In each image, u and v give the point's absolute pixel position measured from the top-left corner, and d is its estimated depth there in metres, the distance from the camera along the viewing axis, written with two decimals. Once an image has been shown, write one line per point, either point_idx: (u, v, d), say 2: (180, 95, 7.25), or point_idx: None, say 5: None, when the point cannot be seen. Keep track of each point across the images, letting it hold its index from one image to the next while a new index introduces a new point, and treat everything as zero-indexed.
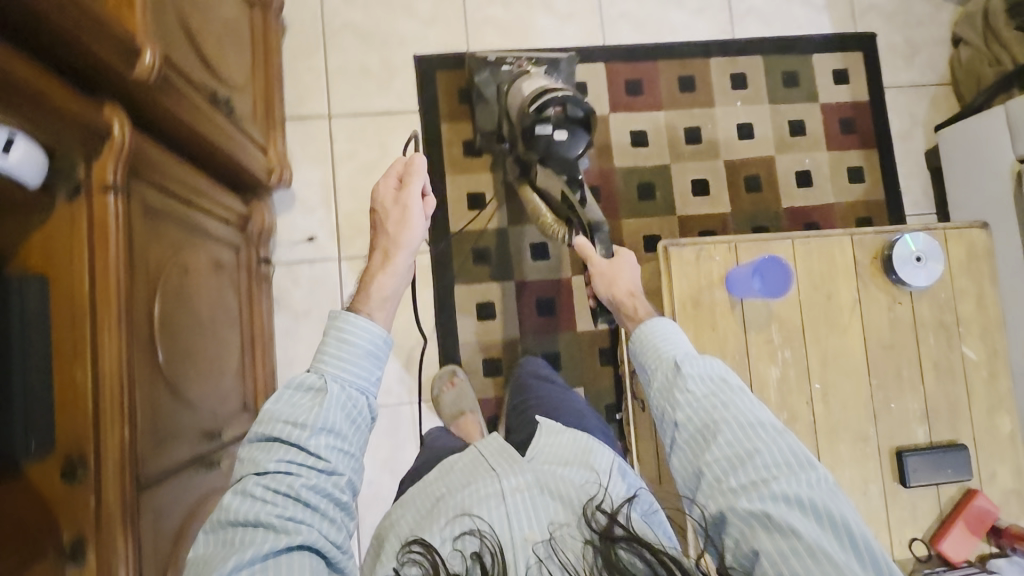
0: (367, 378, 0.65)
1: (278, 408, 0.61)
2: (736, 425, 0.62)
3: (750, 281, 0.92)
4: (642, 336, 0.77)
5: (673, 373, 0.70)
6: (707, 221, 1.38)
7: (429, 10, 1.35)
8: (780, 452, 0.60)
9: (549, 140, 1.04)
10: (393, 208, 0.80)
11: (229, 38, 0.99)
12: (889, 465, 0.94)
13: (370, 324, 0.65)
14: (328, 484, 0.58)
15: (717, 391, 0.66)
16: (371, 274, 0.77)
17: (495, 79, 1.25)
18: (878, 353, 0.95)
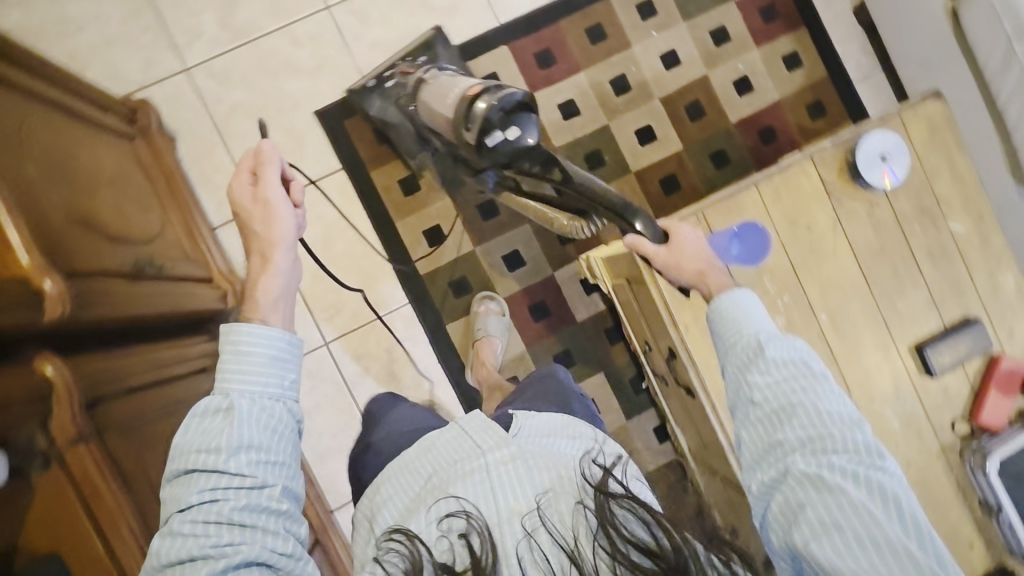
0: (278, 384, 0.59)
1: (188, 439, 0.55)
2: (812, 410, 0.55)
3: (728, 246, 0.90)
4: (720, 312, 0.67)
5: (755, 350, 0.61)
6: (664, 166, 1.33)
7: (310, 59, 1.25)
8: (859, 439, 0.53)
9: (512, 145, 0.89)
10: (253, 206, 0.69)
11: (123, 191, 0.92)
12: (913, 364, 0.95)
13: (267, 330, 0.60)
14: (262, 501, 0.53)
15: (797, 369, 0.58)
16: (251, 280, 0.69)
17: (386, 100, 1.19)
18: (872, 262, 0.94)
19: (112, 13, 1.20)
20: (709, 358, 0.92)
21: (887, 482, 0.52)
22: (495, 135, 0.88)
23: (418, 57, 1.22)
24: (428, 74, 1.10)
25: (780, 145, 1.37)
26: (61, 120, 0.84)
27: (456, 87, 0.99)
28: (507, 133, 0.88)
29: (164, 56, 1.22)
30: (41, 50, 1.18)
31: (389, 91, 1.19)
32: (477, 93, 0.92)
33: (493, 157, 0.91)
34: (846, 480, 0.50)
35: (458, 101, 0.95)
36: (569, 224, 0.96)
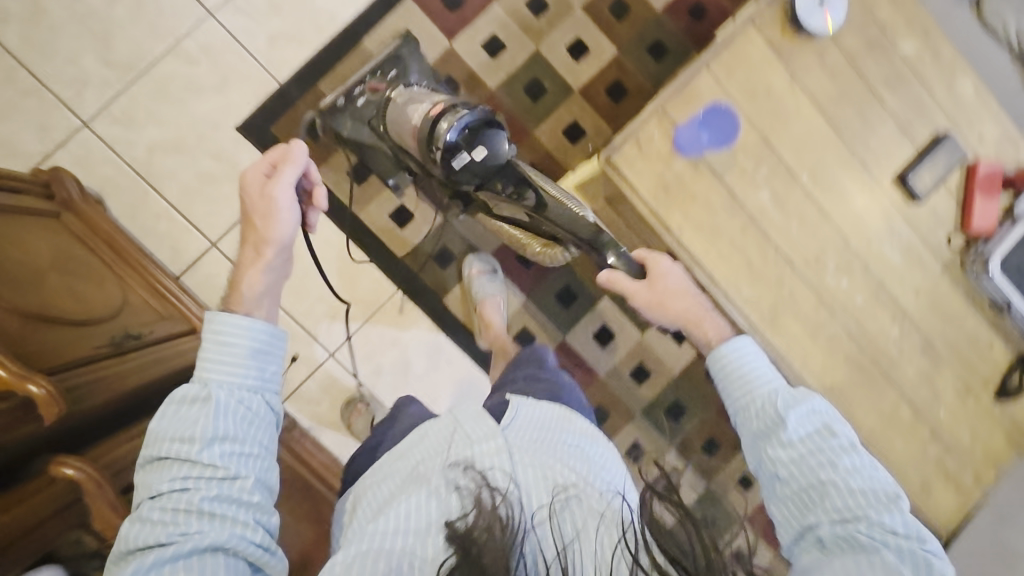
0: (256, 376, 0.59)
1: (163, 427, 0.56)
2: (846, 488, 0.52)
3: (698, 136, 0.88)
4: (724, 368, 0.65)
5: (773, 417, 0.58)
6: (604, 76, 1.29)
7: (212, 73, 1.16)
8: (898, 521, 0.49)
9: (484, 164, 0.86)
10: (257, 202, 0.70)
11: (70, 271, 0.86)
12: (899, 195, 0.96)
13: (250, 321, 0.61)
14: (231, 491, 0.53)
15: (822, 438, 0.55)
16: (241, 272, 0.69)
17: (357, 120, 1.14)
18: (836, 109, 0.93)
19: None
20: (708, 253, 0.91)
21: (932, 559, 0.48)
22: (461, 156, 0.85)
23: (387, 70, 1.17)
24: (398, 92, 1.06)
25: (713, 19, 1.33)
26: None
27: (418, 107, 0.96)
28: (473, 154, 0.85)
29: (58, 116, 1.12)
30: None
31: (359, 109, 1.13)
32: (443, 112, 0.88)
33: (459, 177, 0.87)
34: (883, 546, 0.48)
35: (421, 121, 0.91)
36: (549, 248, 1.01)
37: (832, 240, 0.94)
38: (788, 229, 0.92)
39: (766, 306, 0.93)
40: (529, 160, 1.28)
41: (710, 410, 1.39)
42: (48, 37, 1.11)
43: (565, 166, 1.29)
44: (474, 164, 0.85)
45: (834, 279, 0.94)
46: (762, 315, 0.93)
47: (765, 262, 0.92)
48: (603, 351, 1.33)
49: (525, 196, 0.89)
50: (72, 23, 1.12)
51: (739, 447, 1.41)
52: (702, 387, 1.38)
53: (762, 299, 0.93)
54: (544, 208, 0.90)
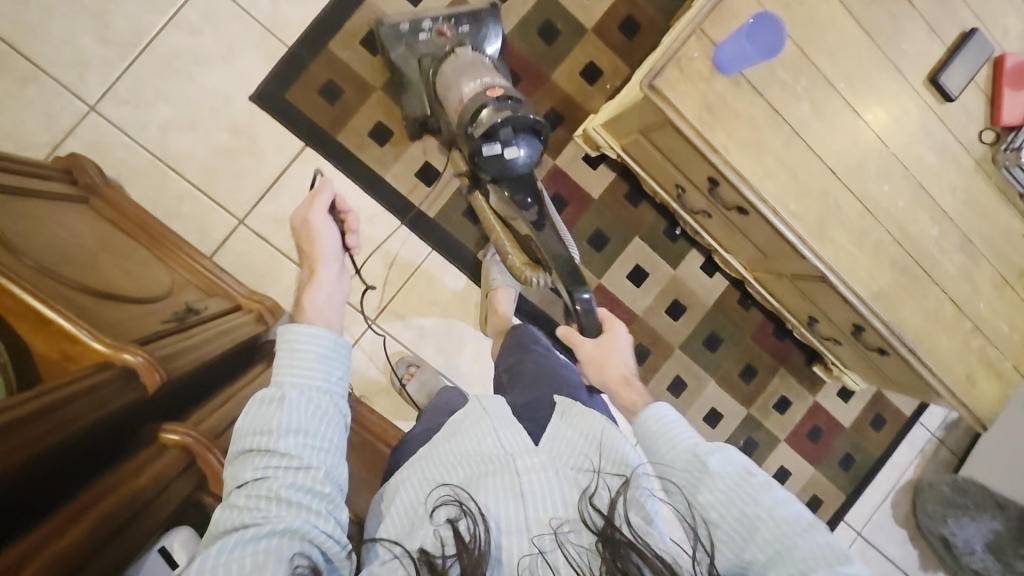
0: (327, 380, 0.61)
1: (245, 425, 0.57)
2: (774, 526, 0.53)
3: (743, 49, 0.88)
4: (643, 426, 0.64)
5: (696, 463, 0.58)
6: (616, 12, 1.27)
7: (217, 42, 1.12)
8: (819, 553, 0.51)
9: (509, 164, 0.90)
10: (301, 231, 0.78)
11: (117, 253, 0.83)
12: (932, 96, 0.97)
13: (318, 329, 0.62)
14: (305, 483, 0.53)
15: (746, 480, 0.56)
16: (301, 294, 0.71)
17: (412, 52, 1.08)
18: (868, 13, 0.93)
19: None
20: (756, 168, 0.91)
21: None
22: (492, 146, 0.89)
23: (463, 21, 1.09)
24: (462, 53, 1.03)
25: None
26: (17, 201, 0.75)
27: (473, 81, 0.97)
28: (504, 148, 0.89)
29: (62, 102, 1.08)
30: None
31: (419, 47, 1.07)
32: (503, 97, 0.92)
33: (478, 163, 0.90)
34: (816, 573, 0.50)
35: (473, 95, 0.94)
36: (523, 267, 1.02)
37: (872, 147, 0.95)
38: (830, 139, 0.94)
39: (814, 217, 0.94)
40: (548, 105, 1.26)
41: (746, 339, 1.41)
42: (40, 18, 1.06)
43: (585, 109, 1.27)
44: (497, 158, 0.89)
45: (877, 186, 0.96)
46: (810, 228, 0.94)
47: (810, 174, 0.93)
48: (638, 291, 1.34)
49: (530, 206, 0.94)
50: (63, 1, 1.06)
51: (775, 371, 1.44)
52: (736, 316, 1.40)
53: (809, 211, 0.94)
54: (540, 227, 0.95)
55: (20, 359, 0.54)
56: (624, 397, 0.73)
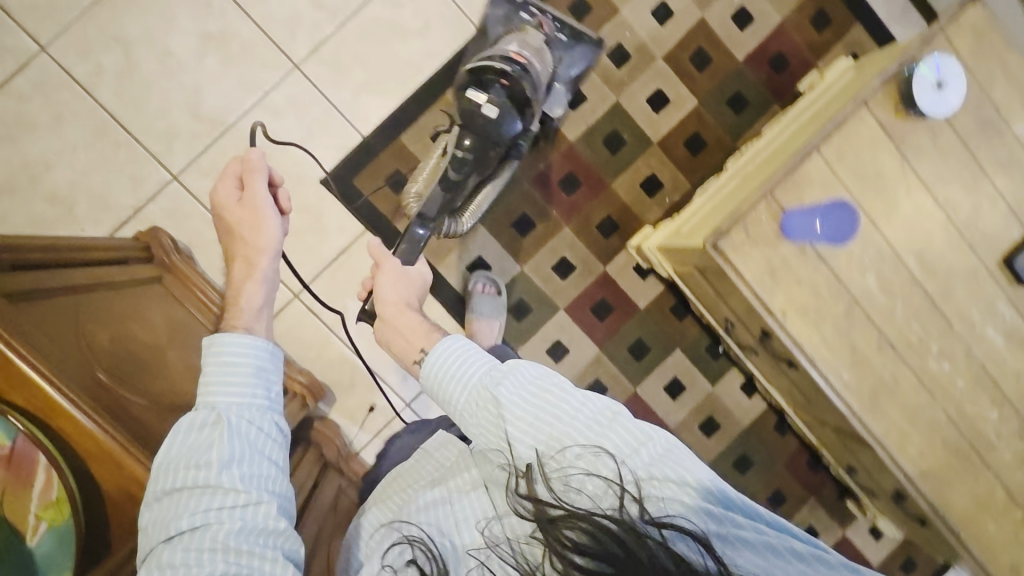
0: (265, 393, 0.67)
1: (172, 459, 0.59)
2: (580, 426, 0.61)
3: (812, 224, 0.88)
4: (431, 372, 0.71)
5: (493, 404, 0.64)
6: (684, 129, 1.28)
7: (297, 126, 1.17)
8: (630, 433, 0.61)
9: (484, 121, 0.94)
10: (241, 212, 0.80)
11: (187, 344, 0.89)
12: (1005, 278, 0.94)
13: (247, 342, 0.68)
14: (257, 519, 0.57)
15: (540, 390, 0.64)
16: (238, 285, 0.81)
17: (509, 20, 1.15)
18: (945, 189, 0.91)
19: (78, 139, 1.12)
20: (812, 333, 0.90)
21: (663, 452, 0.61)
22: (481, 91, 0.95)
23: (563, 31, 1.16)
24: (534, 31, 1.09)
25: (794, 69, 1.31)
26: (107, 298, 0.81)
27: (513, 42, 1.03)
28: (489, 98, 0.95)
29: (148, 168, 1.14)
30: (21, 202, 1.10)
31: (514, 20, 1.13)
32: (522, 63, 0.98)
33: (461, 99, 0.96)
34: (620, 451, 0.60)
35: (502, 50, 1.00)
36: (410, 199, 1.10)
37: (935, 324, 0.93)
38: (892, 312, 0.92)
39: (866, 390, 0.92)
40: (605, 212, 1.27)
41: (778, 463, 1.38)
42: (141, 91, 1.13)
43: (642, 220, 1.28)
44: (476, 103, 0.94)
45: (936, 363, 0.94)
46: (861, 400, 0.92)
47: (869, 346, 0.92)
48: (673, 403, 1.33)
49: (460, 169, 0.97)
50: (163, 76, 1.14)
51: (805, 500, 1.40)
52: (770, 440, 1.37)
53: (863, 383, 0.92)
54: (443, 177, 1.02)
55: (94, 503, 0.61)
56: (392, 323, 0.88)
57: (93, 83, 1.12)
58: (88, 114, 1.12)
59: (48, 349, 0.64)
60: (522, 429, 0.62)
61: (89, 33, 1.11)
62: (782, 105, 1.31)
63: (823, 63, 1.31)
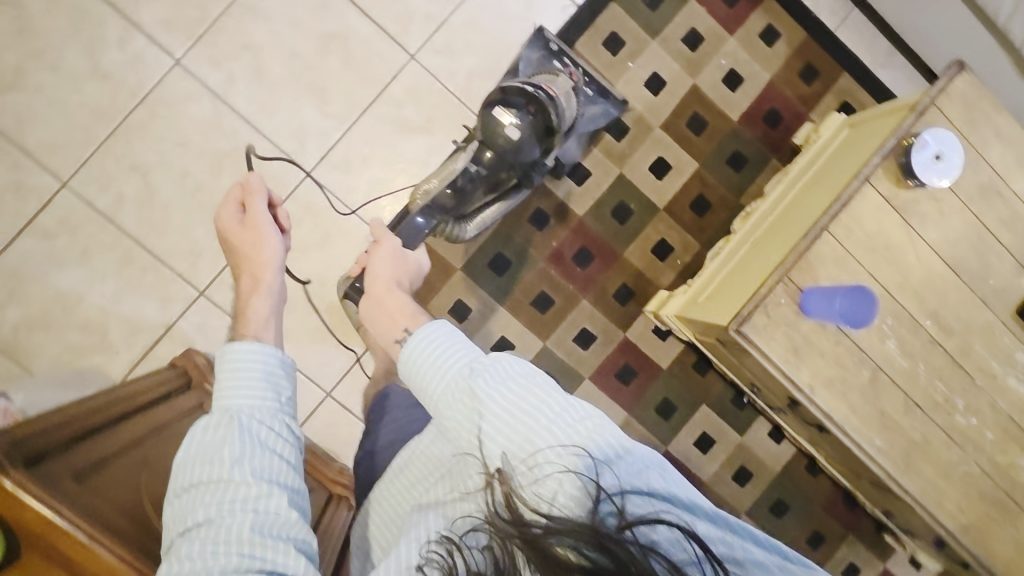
0: (276, 393, 0.69)
1: (189, 457, 0.61)
2: (562, 427, 0.59)
3: (830, 302, 0.90)
4: (408, 358, 0.67)
5: (470, 400, 0.62)
6: (688, 192, 1.32)
7: (315, 231, 1.21)
8: (614, 439, 0.60)
9: (506, 141, 1.03)
10: (246, 230, 0.88)
11: None
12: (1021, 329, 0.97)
13: (258, 347, 0.70)
14: (270, 511, 0.58)
15: (522, 388, 0.61)
16: (246, 300, 0.86)
17: (535, 64, 1.21)
18: (953, 251, 0.95)
19: (105, 268, 1.14)
20: (841, 404, 0.92)
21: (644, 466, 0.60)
22: (508, 112, 1.04)
23: (592, 84, 1.23)
24: (563, 72, 1.16)
25: (789, 123, 1.35)
26: (160, 446, 0.83)
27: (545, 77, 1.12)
28: (513, 120, 1.03)
29: (175, 288, 1.16)
30: (57, 336, 1.12)
31: (546, 65, 1.21)
32: (551, 95, 1.07)
33: (487, 113, 1.04)
34: (603, 457, 0.58)
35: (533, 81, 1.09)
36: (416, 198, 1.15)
37: (958, 380, 0.96)
38: (915, 374, 0.95)
39: (899, 452, 0.95)
40: (620, 281, 1.30)
41: (814, 506, 1.39)
42: (162, 213, 1.15)
43: (656, 283, 1.31)
44: (502, 123, 1.03)
45: (963, 418, 0.96)
46: (895, 463, 0.95)
47: (897, 409, 0.94)
48: (705, 458, 1.35)
49: (472, 182, 1.07)
50: (182, 198, 1.16)
51: (844, 538, 1.41)
52: (803, 484, 1.39)
53: (895, 446, 0.95)
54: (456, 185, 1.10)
55: None
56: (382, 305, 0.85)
57: (115, 211, 1.14)
58: (112, 242, 1.14)
59: (115, 522, 0.66)
60: (502, 420, 0.60)
61: (107, 164, 1.14)
62: (780, 157, 1.34)
63: (815, 113, 1.35)
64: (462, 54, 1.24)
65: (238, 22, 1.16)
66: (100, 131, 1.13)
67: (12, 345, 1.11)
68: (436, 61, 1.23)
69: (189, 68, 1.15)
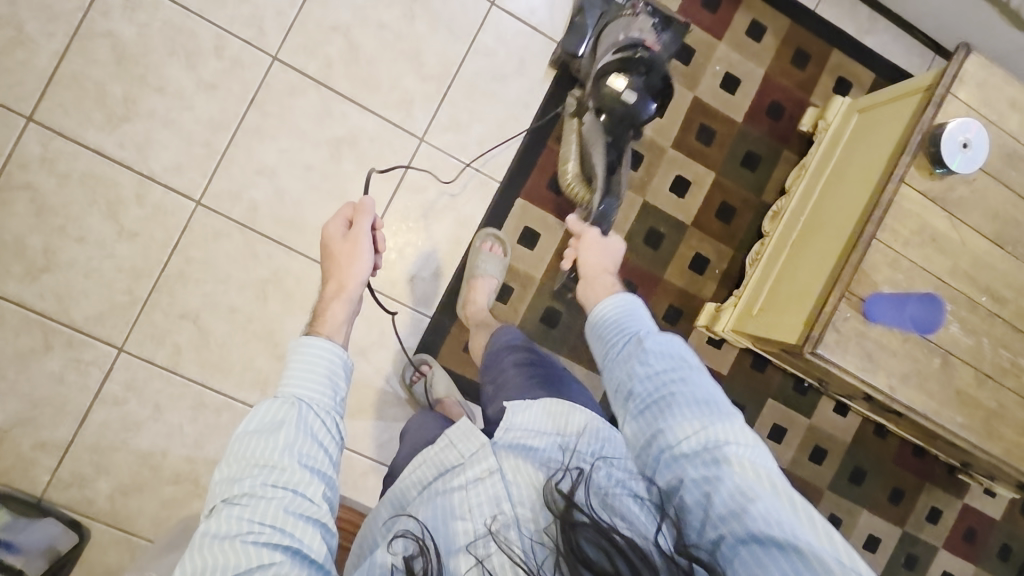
0: (331, 393, 0.74)
1: (248, 433, 0.66)
2: (689, 398, 0.70)
3: (896, 308, 0.96)
4: (595, 319, 0.86)
5: (634, 347, 0.77)
6: (711, 203, 1.34)
7: (370, 330, 1.23)
8: (736, 426, 0.67)
9: (624, 107, 1.12)
10: (346, 244, 0.94)
11: None
12: None
13: (326, 345, 0.76)
14: (307, 497, 0.62)
15: (674, 359, 0.75)
16: (326, 302, 0.90)
17: (602, 8, 1.23)
18: (993, 226, 0.99)
19: (180, 420, 1.14)
20: (921, 395, 0.97)
21: (763, 465, 0.64)
22: (620, 77, 1.11)
23: (656, 14, 1.22)
24: (637, 13, 1.18)
25: (791, 111, 1.37)
26: None
27: (626, 28, 1.16)
28: (626, 84, 1.11)
29: None
30: (152, 495, 1.13)
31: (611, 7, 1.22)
32: (652, 50, 1.13)
33: (600, 88, 1.13)
34: (726, 441, 0.65)
35: (625, 37, 1.14)
36: (576, 187, 1.23)
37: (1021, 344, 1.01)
38: (982, 349, 0.99)
39: (981, 423, 1.00)
40: (666, 303, 1.33)
41: (888, 463, 1.46)
42: (221, 353, 1.15)
43: (701, 296, 1.34)
44: (614, 89, 1.11)
45: None
46: (980, 434, 1.00)
47: (971, 386, 0.99)
48: (781, 446, 1.40)
49: (609, 151, 1.18)
50: (236, 333, 1.16)
51: (921, 486, 1.48)
52: (874, 446, 1.46)
53: (977, 419, 1.00)
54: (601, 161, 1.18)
55: None
56: (594, 282, 0.99)
57: (176, 361, 1.14)
58: (178, 393, 1.14)
59: None
60: (647, 377, 0.73)
61: (156, 318, 1.14)
62: (791, 147, 1.37)
63: (815, 96, 1.37)
64: (469, 125, 1.26)
65: (246, 148, 1.17)
66: (141, 289, 1.13)
67: (113, 514, 1.12)
68: (445, 138, 1.25)
69: (210, 206, 1.15)
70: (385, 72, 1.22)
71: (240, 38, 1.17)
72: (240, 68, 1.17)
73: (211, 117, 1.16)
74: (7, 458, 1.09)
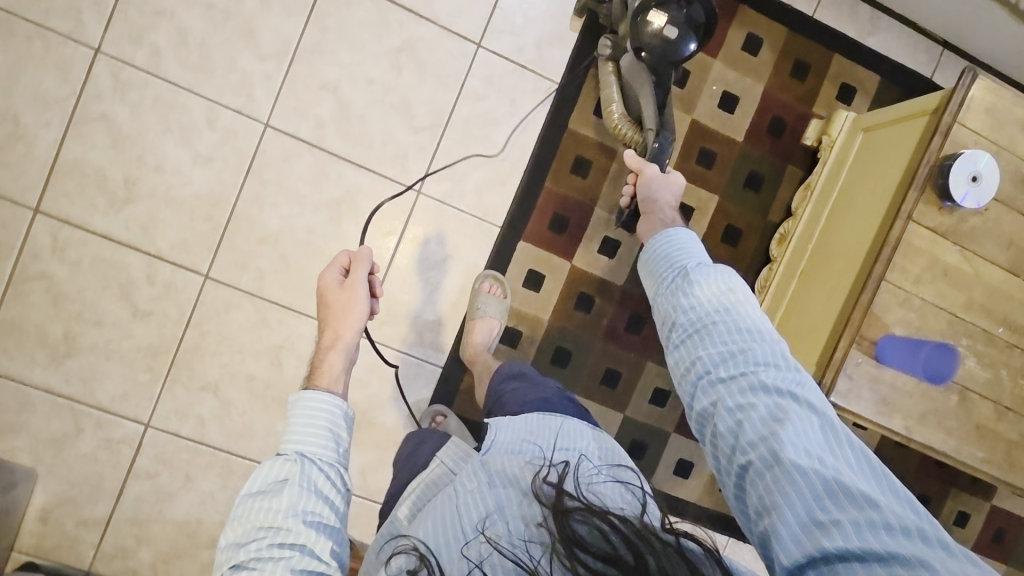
0: (332, 447, 0.75)
1: (252, 494, 0.68)
2: (728, 329, 0.66)
3: (911, 351, 0.94)
4: (648, 251, 0.83)
5: (682, 277, 0.74)
6: (716, 228, 1.32)
7: (383, 384, 1.25)
8: (778, 357, 0.64)
9: (664, 43, 0.97)
10: (343, 293, 0.95)
11: None
12: None
13: (324, 398, 0.78)
14: (315, 555, 0.62)
15: (719, 286, 0.71)
16: (323, 353, 0.91)
17: None
18: (1008, 255, 0.96)
19: (210, 487, 1.19)
20: (940, 435, 0.96)
21: (807, 394, 0.61)
22: (659, 12, 0.96)
23: None
24: None
25: (794, 126, 1.33)
26: None
27: None
28: (665, 20, 0.96)
29: None
30: (192, 560, 1.19)
31: None
32: None
33: (637, 24, 0.98)
34: (767, 369, 0.62)
35: None
36: (629, 132, 1.16)
37: None
38: (1001, 380, 0.97)
39: (1003, 456, 0.99)
40: None
41: (911, 472, 1.46)
42: (243, 420, 1.19)
43: None
44: (654, 26, 0.97)
45: None
46: (1002, 466, 0.99)
47: (991, 419, 0.98)
48: None
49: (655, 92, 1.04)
50: (255, 401, 1.19)
51: (947, 491, 1.47)
52: (896, 457, 1.45)
53: (999, 452, 0.99)
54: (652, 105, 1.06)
55: None
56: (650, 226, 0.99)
57: (201, 432, 1.18)
58: (206, 462, 1.18)
59: None
60: (689, 308, 0.70)
61: (177, 393, 1.17)
62: (796, 163, 1.33)
63: (819, 108, 1.33)
64: (465, 172, 1.25)
65: (248, 219, 1.18)
66: (161, 366, 1.16)
67: None
68: (442, 187, 1.24)
69: (219, 279, 1.18)
70: (377, 127, 1.21)
71: (231, 108, 1.17)
72: (234, 138, 1.17)
73: (211, 191, 1.17)
74: (53, 537, 1.14)
